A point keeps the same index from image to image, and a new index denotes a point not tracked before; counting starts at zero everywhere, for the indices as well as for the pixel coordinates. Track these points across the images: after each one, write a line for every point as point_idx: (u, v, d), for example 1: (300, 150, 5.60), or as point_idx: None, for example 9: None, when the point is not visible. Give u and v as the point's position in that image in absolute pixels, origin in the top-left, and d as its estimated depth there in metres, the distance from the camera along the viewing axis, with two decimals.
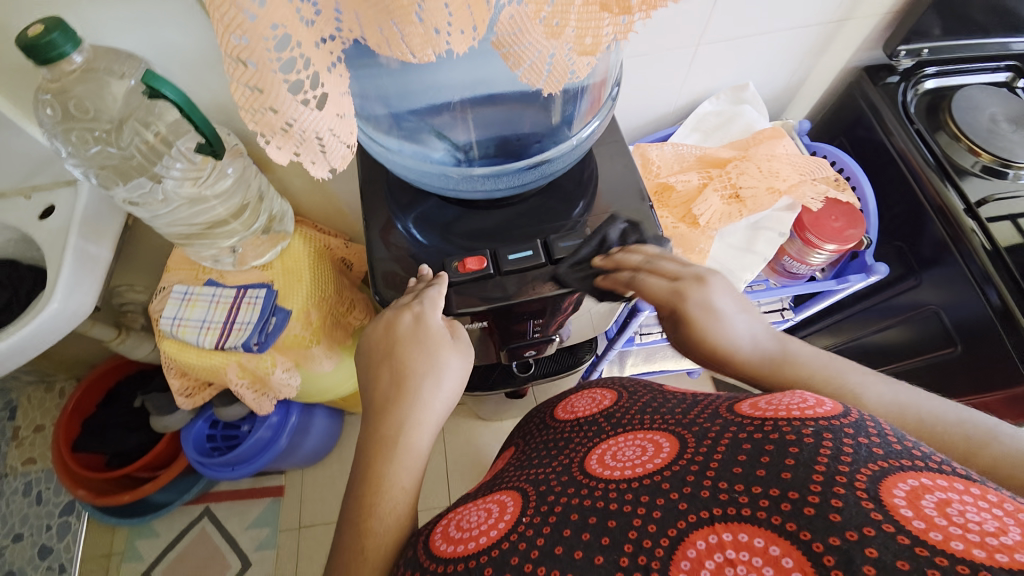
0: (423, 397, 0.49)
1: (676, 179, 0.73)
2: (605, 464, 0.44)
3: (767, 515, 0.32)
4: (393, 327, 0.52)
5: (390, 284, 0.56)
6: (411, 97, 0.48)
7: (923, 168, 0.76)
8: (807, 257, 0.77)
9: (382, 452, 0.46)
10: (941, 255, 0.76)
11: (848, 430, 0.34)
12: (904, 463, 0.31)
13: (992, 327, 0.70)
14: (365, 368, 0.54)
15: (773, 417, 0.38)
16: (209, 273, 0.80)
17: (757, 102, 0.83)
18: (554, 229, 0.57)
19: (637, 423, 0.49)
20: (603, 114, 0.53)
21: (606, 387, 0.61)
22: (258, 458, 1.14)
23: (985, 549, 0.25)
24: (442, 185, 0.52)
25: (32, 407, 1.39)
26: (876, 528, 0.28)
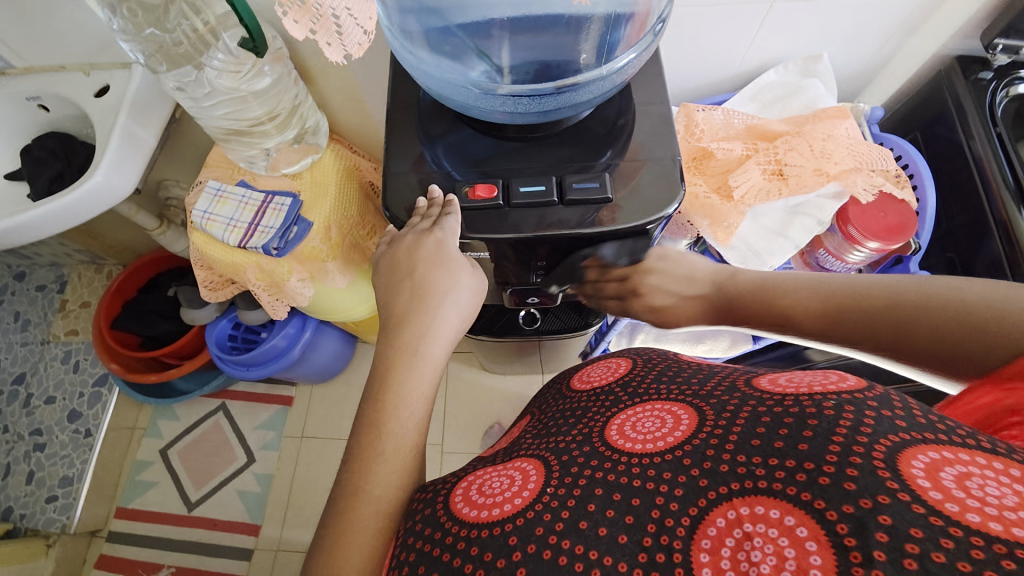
0: (440, 312, 0.52)
1: (719, 146, 0.68)
2: (626, 436, 0.41)
3: (783, 485, 0.31)
4: (417, 245, 0.53)
5: (402, 204, 0.57)
6: (450, 13, 0.49)
7: (998, 184, 0.69)
8: (845, 253, 0.71)
9: (399, 357, 0.49)
10: (992, 276, 0.69)
11: (873, 404, 0.32)
12: (928, 434, 0.30)
13: None
14: (386, 287, 0.55)
15: (794, 393, 0.36)
16: (243, 175, 0.83)
17: (829, 77, 0.76)
18: (575, 169, 0.55)
19: (654, 394, 0.45)
20: (643, 47, 0.49)
21: (622, 356, 0.57)
22: (270, 364, 1.22)
23: (1002, 523, 0.25)
24: (464, 100, 0.49)
25: (81, 284, 1.51)
26: (891, 497, 0.27)
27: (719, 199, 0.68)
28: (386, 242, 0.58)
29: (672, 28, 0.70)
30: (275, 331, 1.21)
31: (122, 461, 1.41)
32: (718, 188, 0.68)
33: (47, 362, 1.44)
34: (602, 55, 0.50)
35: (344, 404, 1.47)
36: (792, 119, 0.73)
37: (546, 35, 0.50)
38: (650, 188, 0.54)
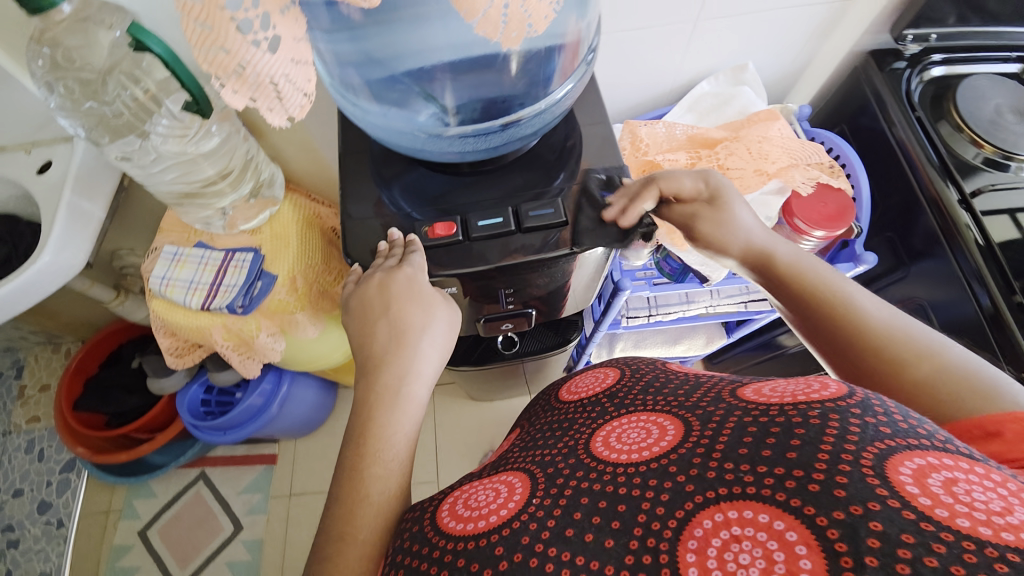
0: (420, 349, 0.52)
1: (665, 157, 0.71)
2: (610, 446, 0.44)
3: (775, 492, 0.32)
4: (388, 283, 0.52)
5: (363, 249, 0.57)
6: (388, 63, 0.49)
7: (922, 163, 0.73)
8: (796, 244, 0.75)
9: (381, 401, 0.49)
10: (931, 248, 0.74)
11: (856, 411, 0.35)
12: (909, 441, 0.32)
13: (979, 329, 0.68)
14: (360, 329, 0.54)
15: (778, 403, 0.38)
16: (200, 236, 0.82)
17: (756, 83, 0.81)
18: (530, 197, 0.56)
19: (642, 405, 0.48)
20: (579, 76, 0.52)
21: (610, 366, 0.61)
22: (248, 424, 1.18)
23: (992, 528, 0.26)
24: (412, 146, 0.51)
25: (40, 366, 1.44)
26: (882, 503, 0.29)
27: None
28: (352, 282, 0.57)
29: (606, 53, 0.74)
30: (250, 388, 1.18)
31: (97, 550, 1.32)
32: None
33: (7, 454, 1.32)
34: (542, 88, 0.52)
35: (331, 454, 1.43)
36: (729, 125, 0.77)
37: (488, 72, 0.51)
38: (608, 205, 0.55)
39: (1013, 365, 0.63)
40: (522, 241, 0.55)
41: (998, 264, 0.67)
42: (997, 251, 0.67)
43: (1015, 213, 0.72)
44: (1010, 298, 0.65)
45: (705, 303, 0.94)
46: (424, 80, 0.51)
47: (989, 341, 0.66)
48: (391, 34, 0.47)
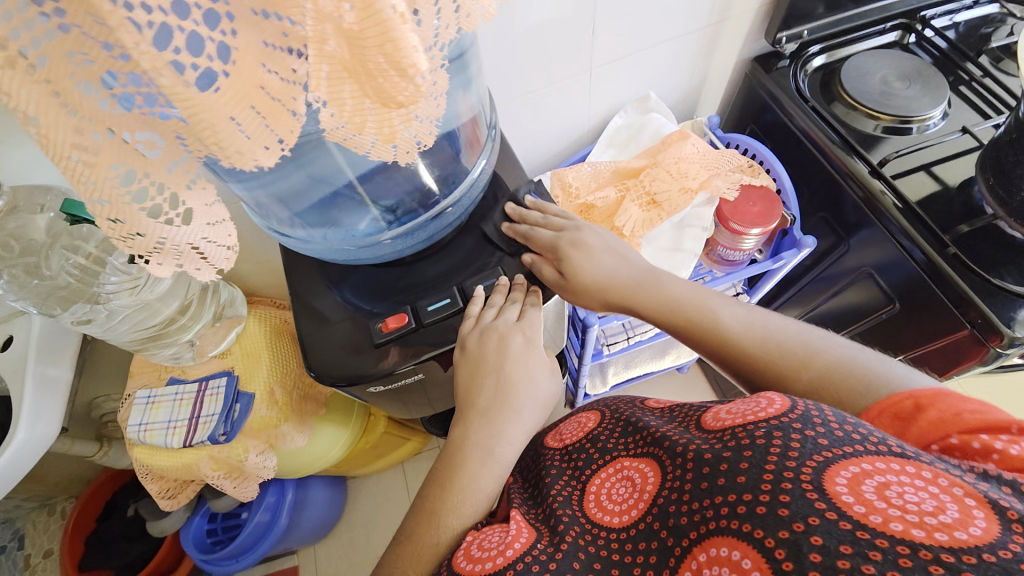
0: (519, 415, 0.54)
1: (594, 197, 0.75)
2: (603, 508, 0.49)
3: (732, 522, 0.38)
4: (507, 345, 0.55)
5: (319, 355, 0.56)
6: (305, 194, 0.50)
7: (829, 147, 0.79)
8: (739, 244, 0.79)
9: (473, 455, 0.51)
10: (863, 218, 0.77)
11: (797, 426, 0.40)
12: (846, 450, 0.38)
13: (923, 283, 0.70)
14: (470, 375, 0.55)
15: (732, 426, 0.44)
16: (172, 371, 0.82)
17: (662, 108, 0.87)
18: (472, 270, 0.59)
19: (622, 449, 0.54)
20: (488, 153, 0.57)
21: (592, 409, 0.65)
22: (260, 544, 1.14)
23: (925, 530, 0.32)
24: (355, 257, 0.55)
25: (39, 533, 1.34)
26: (821, 517, 0.34)
27: None
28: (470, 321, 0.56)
29: (517, 116, 0.79)
30: (255, 505, 1.16)
31: None
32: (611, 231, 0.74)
33: None
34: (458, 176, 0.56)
35: (354, 551, 1.39)
36: (646, 152, 0.82)
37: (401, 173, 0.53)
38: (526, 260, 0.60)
39: (967, 310, 0.65)
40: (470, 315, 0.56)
41: (922, 221, 0.70)
42: (915, 209, 0.70)
43: (930, 167, 0.75)
44: (943, 250, 0.68)
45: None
46: (347, 199, 0.52)
47: (936, 293, 0.68)
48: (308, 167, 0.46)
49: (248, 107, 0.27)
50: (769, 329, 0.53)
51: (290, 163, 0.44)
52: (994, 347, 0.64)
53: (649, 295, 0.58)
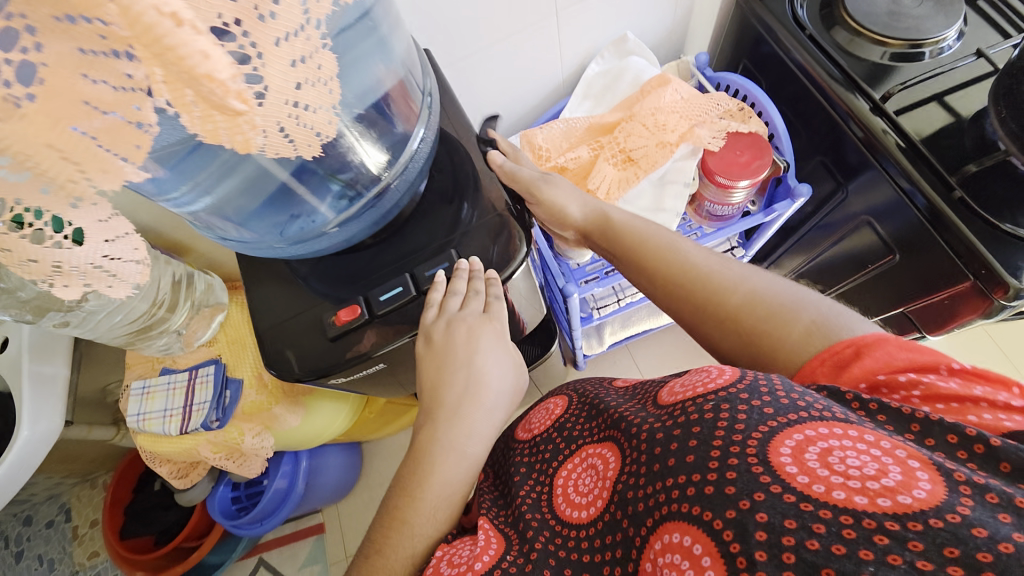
0: (488, 410, 0.54)
1: (565, 158, 0.70)
2: (572, 502, 0.48)
3: (684, 506, 0.37)
4: (477, 335, 0.55)
5: (283, 358, 0.54)
6: (231, 196, 0.47)
7: (827, 83, 0.71)
8: (727, 198, 0.72)
9: (443, 455, 0.50)
10: (863, 161, 0.70)
11: (744, 397, 0.39)
12: (789, 417, 0.37)
13: (924, 230, 0.65)
14: (438, 368, 0.55)
15: (683, 400, 0.43)
16: (163, 362, 0.84)
17: (643, 50, 0.79)
18: (427, 254, 0.55)
19: (586, 435, 0.52)
20: (426, 121, 0.52)
21: (559, 395, 0.64)
22: (281, 508, 1.22)
23: (869, 496, 0.31)
24: (303, 250, 0.53)
25: (84, 504, 1.46)
26: (767, 492, 0.34)
27: None
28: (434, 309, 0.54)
29: (476, 74, 0.73)
30: (273, 473, 1.23)
31: None
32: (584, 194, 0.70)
33: None
34: (395, 153, 0.51)
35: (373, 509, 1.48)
36: (623, 103, 0.75)
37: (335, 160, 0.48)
38: (478, 230, 0.55)
39: (972, 265, 0.60)
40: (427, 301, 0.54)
41: (927, 163, 0.63)
42: (920, 149, 0.64)
43: (942, 97, 0.67)
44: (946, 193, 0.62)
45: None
46: (283, 196, 0.49)
47: (940, 244, 0.63)
48: (222, 163, 0.42)
49: (69, 128, 0.26)
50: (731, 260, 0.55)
51: (223, 164, 0.42)
52: (999, 300, 0.59)
53: (617, 227, 0.60)
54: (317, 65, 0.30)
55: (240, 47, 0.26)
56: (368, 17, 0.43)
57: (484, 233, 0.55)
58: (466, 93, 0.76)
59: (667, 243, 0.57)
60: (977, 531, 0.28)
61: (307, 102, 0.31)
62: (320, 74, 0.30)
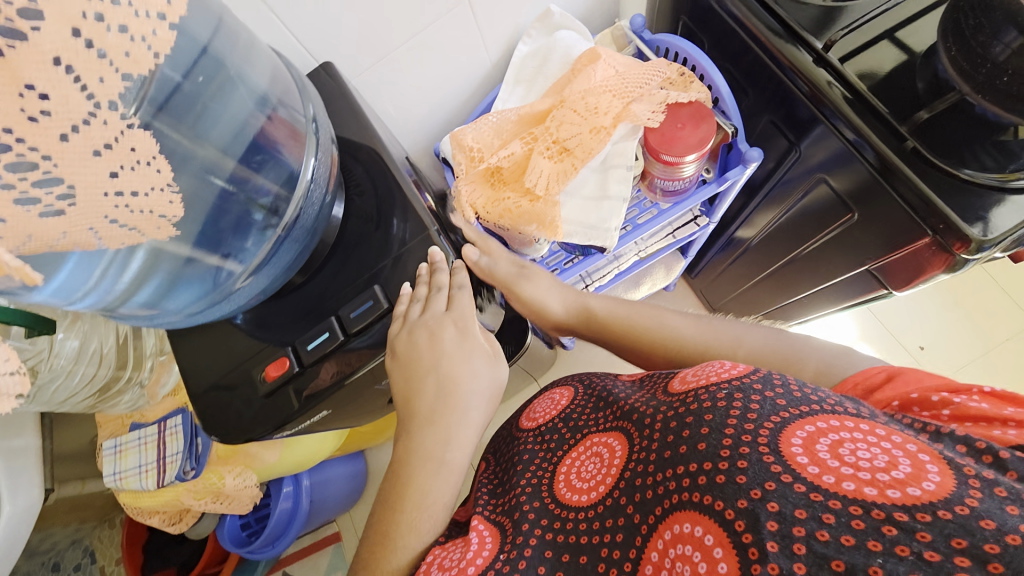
0: (467, 413, 0.51)
1: (498, 157, 0.66)
2: (573, 487, 0.48)
3: (695, 496, 0.37)
4: (439, 339, 0.51)
5: (218, 419, 0.51)
6: (130, 284, 0.42)
7: (768, 38, 0.66)
8: (677, 174, 0.68)
9: (421, 463, 0.48)
10: (812, 116, 0.66)
11: (758, 387, 0.40)
12: (802, 409, 0.37)
13: (875, 185, 0.62)
14: (405, 376, 0.51)
15: (694, 389, 0.43)
16: (132, 417, 0.82)
17: (570, 21, 0.73)
18: (351, 292, 0.50)
19: (592, 426, 0.52)
20: (315, 148, 0.47)
21: (564, 385, 0.64)
22: (290, 528, 1.23)
23: (880, 487, 0.31)
24: (224, 309, 0.49)
25: (109, 545, 1.27)
26: (777, 482, 0.34)
27: (528, 202, 0.66)
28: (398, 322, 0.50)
29: (397, 74, 0.70)
30: (277, 495, 1.24)
31: None
32: (525, 192, 0.67)
33: None
34: (287, 191, 0.47)
35: None
36: (553, 87, 0.71)
37: (232, 208, 0.45)
38: (408, 256, 0.51)
39: (931, 220, 0.58)
40: (360, 346, 0.50)
41: (874, 112, 0.60)
42: (868, 99, 0.60)
43: (895, 32, 0.63)
44: (893, 142, 0.59)
45: (634, 250, 0.85)
46: (185, 266, 0.44)
47: (893, 196, 0.61)
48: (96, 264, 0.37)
49: None
50: (719, 322, 0.60)
51: (109, 264, 0.38)
52: (960, 254, 0.57)
53: (595, 308, 0.66)
54: (130, 147, 0.28)
55: (26, 156, 0.25)
56: (202, 70, 0.41)
57: (411, 257, 0.51)
58: (388, 96, 0.72)
59: (655, 321, 0.62)
60: (985, 523, 0.28)
61: (134, 189, 0.29)
62: (139, 159, 0.29)
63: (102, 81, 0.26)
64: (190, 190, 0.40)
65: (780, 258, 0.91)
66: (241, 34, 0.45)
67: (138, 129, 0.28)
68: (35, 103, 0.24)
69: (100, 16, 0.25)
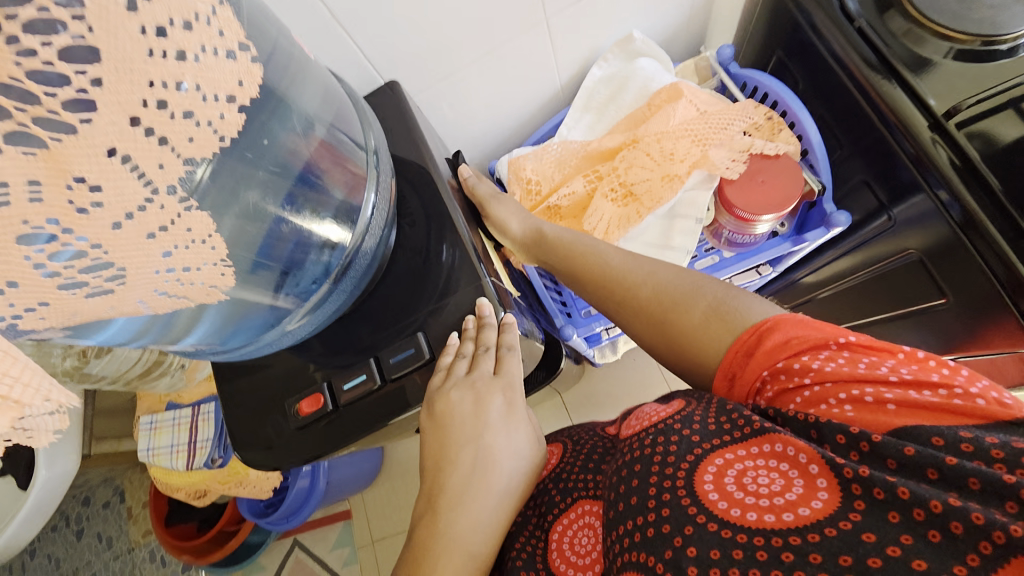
0: (496, 493, 0.46)
1: (559, 195, 0.64)
2: (568, 560, 0.42)
3: (632, 554, 0.34)
4: (483, 408, 0.48)
5: (249, 442, 0.50)
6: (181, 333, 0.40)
7: (874, 87, 0.59)
8: (749, 230, 0.62)
9: (445, 557, 0.42)
10: (911, 184, 0.59)
11: (677, 427, 0.38)
12: (712, 441, 0.36)
13: (960, 246, 0.57)
14: (440, 442, 0.48)
15: (635, 433, 0.41)
16: (169, 397, 0.84)
17: (653, 49, 0.68)
18: (392, 334, 0.49)
19: (581, 490, 0.45)
20: (375, 184, 0.47)
21: (554, 442, 0.57)
22: (304, 507, 1.25)
23: (777, 513, 0.31)
24: (265, 344, 0.48)
25: (137, 487, 1.35)
26: (694, 526, 0.32)
27: None
28: (442, 374, 0.48)
29: (461, 91, 0.66)
30: (295, 473, 1.24)
31: None
32: (581, 232, 0.64)
33: None
34: (346, 220, 0.46)
35: (399, 498, 1.43)
36: (627, 121, 0.67)
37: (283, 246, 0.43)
38: (453, 294, 0.48)
39: (1020, 301, 0.52)
40: (392, 393, 0.48)
41: (983, 186, 0.54)
42: (976, 166, 0.54)
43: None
44: (994, 215, 0.53)
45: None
46: (235, 313, 0.42)
47: (978, 261, 0.55)
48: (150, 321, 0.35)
49: None
50: (648, 258, 0.53)
51: (163, 320, 0.36)
52: None
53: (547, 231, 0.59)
54: (186, 228, 0.26)
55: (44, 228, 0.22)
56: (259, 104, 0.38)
57: (459, 299, 0.48)
58: (450, 111, 0.69)
59: (587, 249, 0.55)
60: (867, 537, 0.28)
61: (186, 264, 0.28)
62: (194, 238, 0.27)
63: (161, 168, 0.25)
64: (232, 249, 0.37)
65: (851, 317, 0.82)
66: (293, 56, 0.42)
67: (196, 210, 0.27)
68: (84, 195, 0.23)
69: (163, 103, 0.24)
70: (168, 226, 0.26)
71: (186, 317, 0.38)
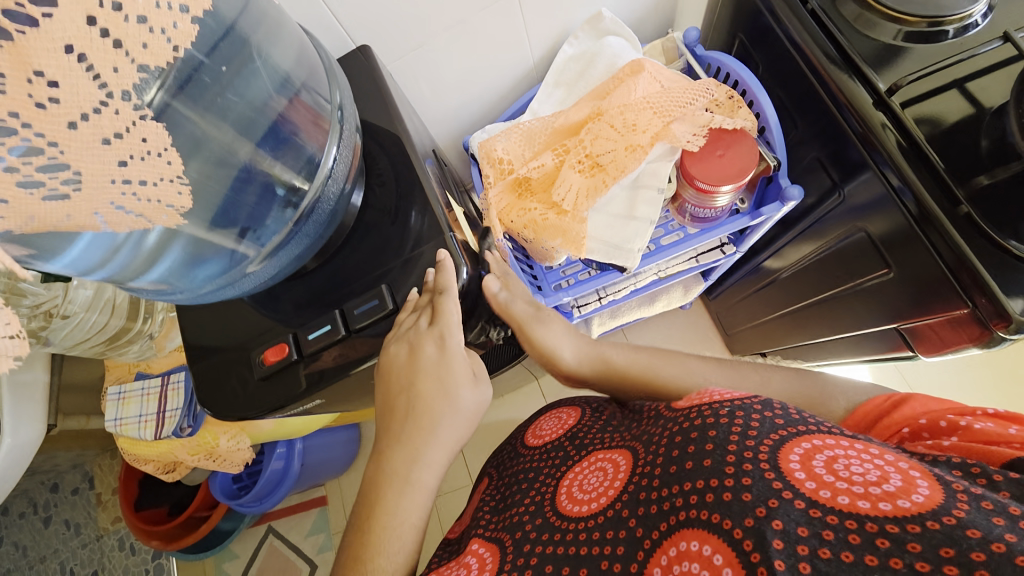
0: (438, 435, 0.50)
1: (528, 168, 0.65)
2: (574, 499, 0.49)
3: (701, 513, 0.37)
4: (418, 356, 0.49)
5: (217, 394, 0.51)
6: (142, 267, 0.41)
7: (825, 67, 0.63)
8: (709, 204, 0.65)
9: (390, 488, 0.48)
10: (861, 162, 0.63)
11: (758, 407, 0.41)
12: (799, 429, 0.38)
13: (912, 236, 0.59)
14: (385, 388, 0.51)
15: (698, 406, 0.45)
16: (139, 366, 0.83)
17: (620, 27, 0.70)
18: (358, 288, 0.50)
19: (597, 444, 0.54)
20: (338, 138, 0.47)
21: (571, 406, 0.66)
22: (278, 489, 1.24)
23: (870, 500, 0.31)
24: (226, 291, 0.48)
25: (108, 473, 1.32)
26: (780, 499, 0.34)
27: (555, 216, 0.65)
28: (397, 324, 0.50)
29: (435, 63, 0.68)
30: (269, 455, 1.24)
31: None
32: (551, 205, 0.65)
33: None
34: (308, 174, 0.46)
35: None
36: (593, 94, 0.69)
37: (251, 194, 0.45)
38: (421, 252, 0.50)
39: (961, 276, 0.56)
40: (357, 342, 0.49)
41: (926, 164, 0.57)
42: (921, 146, 0.57)
43: (965, 83, 0.58)
44: (936, 191, 0.56)
45: (654, 270, 0.78)
46: (199, 249, 0.43)
47: (926, 246, 0.58)
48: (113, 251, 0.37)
49: None
50: (734, 367, 0.59)
51: (125, 246, 0.37)
52: (998, 333, 0.55)
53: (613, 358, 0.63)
54: (140, 138, 0.29)
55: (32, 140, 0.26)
56: (224, 54, 0.40)
57: (423, 252, 0.50)
58: (424, 83, 0.70)
59: (669, 369, 0.60)
60: (971, 531, 0.28)
61: (141, 178, 0.30)
62: (150, 150, 0.29)
63: (115, 70, 0.27)
64: (200, 183, 0.39)
65: (809, 296, 0.85)
66: (268, 13, 0.43)
67: (150, 121, 0.29)
68: (43, 90, 0.25)
69: (118, 6, 0.26)
70: (122, 133, 0.28)
71: (150, 242, 0.38)
